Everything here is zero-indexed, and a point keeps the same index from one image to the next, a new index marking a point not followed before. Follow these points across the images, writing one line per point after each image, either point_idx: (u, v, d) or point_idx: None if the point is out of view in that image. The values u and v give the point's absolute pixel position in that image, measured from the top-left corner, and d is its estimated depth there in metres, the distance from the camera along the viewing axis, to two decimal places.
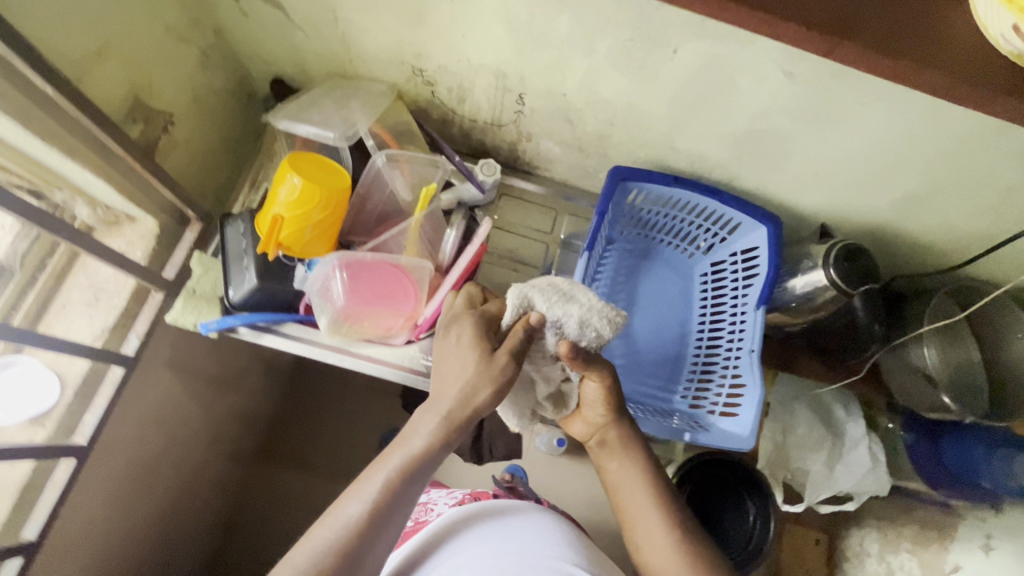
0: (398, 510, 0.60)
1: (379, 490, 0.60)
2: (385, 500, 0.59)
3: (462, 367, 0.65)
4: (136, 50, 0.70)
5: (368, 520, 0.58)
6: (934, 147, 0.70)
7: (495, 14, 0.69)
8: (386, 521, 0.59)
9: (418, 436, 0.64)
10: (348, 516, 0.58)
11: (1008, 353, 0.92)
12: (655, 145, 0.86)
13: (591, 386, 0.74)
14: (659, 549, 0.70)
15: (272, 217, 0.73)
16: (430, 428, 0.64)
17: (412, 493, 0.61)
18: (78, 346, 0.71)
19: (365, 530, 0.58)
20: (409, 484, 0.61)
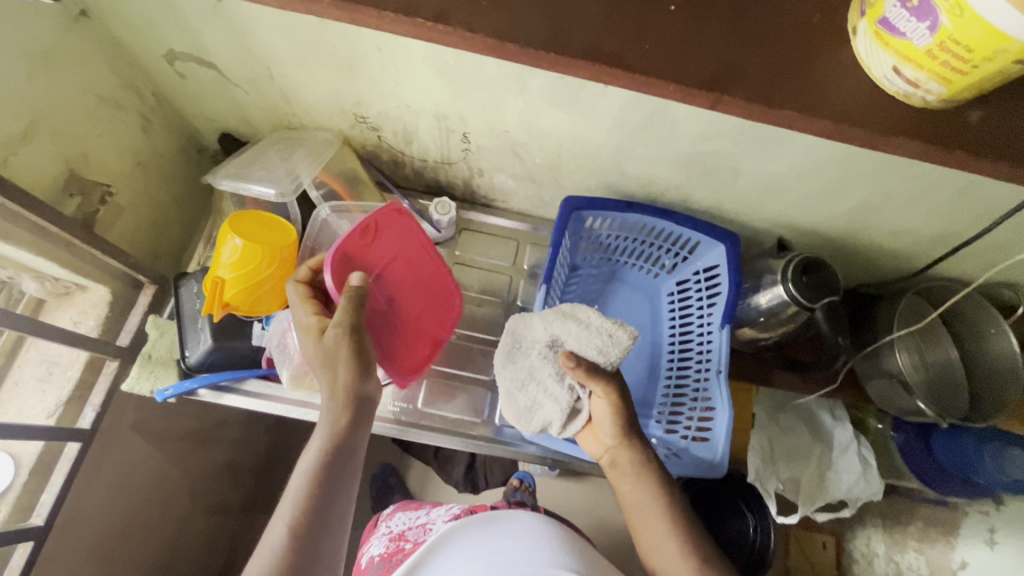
0: (332, 514, 0.58)
1: (303, 498, 0.57)
2: (299, 530, 0.55)
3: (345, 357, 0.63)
4: (67, 125, 0.70)
5: (300, 532, 0.55)
6: (876, 158, 0.69)
7: (424, 61, 0.68)
8: (322, 529, 0.57)
9: (323, 433, 0.61)
10: (280, 533, 0.55)
11: (984, 352, 0.89)
12: (605, 172, 0.86)
13: (598, 402, 0.73)
14: (665, 550, 0.68)
15: (214, 280, 0.72)
16: (329, 431, 0.61)
17: (337, 495, 0.59)
18: (25, 427, 0.70)
19: (303, 541, 0.55)
20: (333, 484, 0.59)
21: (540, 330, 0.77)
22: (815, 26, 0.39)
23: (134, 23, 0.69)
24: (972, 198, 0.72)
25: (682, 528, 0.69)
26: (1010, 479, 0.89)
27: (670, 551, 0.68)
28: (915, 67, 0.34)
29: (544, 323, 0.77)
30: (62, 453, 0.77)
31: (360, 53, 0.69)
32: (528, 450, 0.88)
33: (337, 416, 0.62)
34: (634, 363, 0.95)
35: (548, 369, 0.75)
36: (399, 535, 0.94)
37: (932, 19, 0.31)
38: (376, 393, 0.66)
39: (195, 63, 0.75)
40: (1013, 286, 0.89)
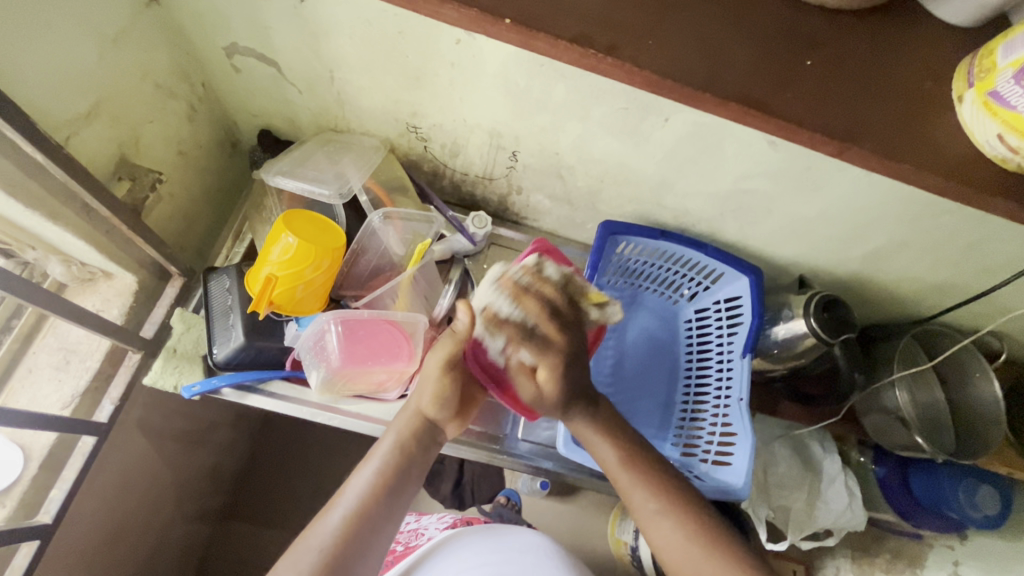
0: (384, 518, 0.59)
1: (359, 494, 0.60)
2: (350, 524, 0.57)
3: (438, 377, 0.66)
4: (125, 110, 0.68)
5: (354, 524, 0.58)
6: (902, 211, 0.74)
7: (494, 79, 0.70)
8: (372, 530, 0.58)
9: (386, 439, 0.64)
10: (334, 522, 0.58)
11: (969, 395, 0.95)
12: (642, 201, 0.89)
13: (542, 370, 0.64)
14: (644, 514, 0.64)
15: (265, 277, 0.71)
16: (397, 439, 0.64)
17: (393, 501, 0.61)
18: (46, 419, 0.67)
19: (354, 535, 0.57)
20: (392, 489, 0.61)
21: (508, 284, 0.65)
22: (911, 89, 0.43)
23: (204, 14, 0.68)
24: (981, 253, 0.78)
25: (661, 493, 0.65)
26: (981, 515, 0.97)
27: (644, 510, 0.64)
28: (1019, 136, 0.38)
29: (533, 267, 0.67)
30: (74, 446, 0.75)
31: (431, 66, 0.70)
32: (546, 466, 0.90)
33: (407, 427, 0.65)
34: (651, 384, 0.98)
35: (489, 297, 0.65)
36: (389, 538, 0.92)
37: None
38: (445, 425, 0.68)
39: (255, 59, 0.75)
40: (998, 335, 0.97)
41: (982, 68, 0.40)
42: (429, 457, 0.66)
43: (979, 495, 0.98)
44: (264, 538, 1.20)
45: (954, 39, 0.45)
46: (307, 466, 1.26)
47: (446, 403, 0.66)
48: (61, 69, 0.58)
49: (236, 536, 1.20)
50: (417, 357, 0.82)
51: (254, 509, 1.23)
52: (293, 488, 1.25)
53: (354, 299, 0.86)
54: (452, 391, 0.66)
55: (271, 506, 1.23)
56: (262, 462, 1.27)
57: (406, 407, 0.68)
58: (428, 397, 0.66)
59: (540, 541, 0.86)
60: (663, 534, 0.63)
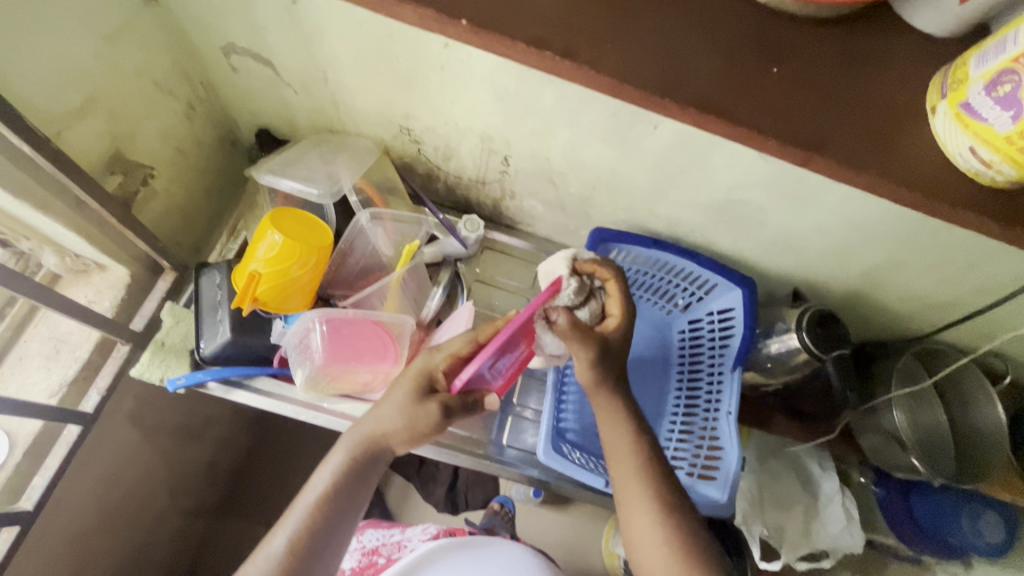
0: (327, 545, 0.60)
1: (300, 522, 0.59)
2: (291, 552, 0.58)
3: (411, 414, 0.62)
4: (119, 106, 0.70)
5: (294, 554, 0.58)
6: (898, 225, 0.73)
7: (483, 84, 0.71)
8: (314, 557, 0.59)
9: (332, 463, 0.62)
10: (276, 549, 0.58)
11: (970, 417, 0.92)
12: (635, 209, 0.88)
13: (609, 322, 0.68)
14: (641, 517, 0.62)
15: (249, 273, 0.72)
16: (348, 466, 0.62)
17: (336, 529, 0.60)
18: (32, 407, 0.69)
19: (295, 561, 0.58)
20: (333, 518, 0.60)
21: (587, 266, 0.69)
22: (887, 99, 0.42)
23: (200, 13, 0.69)
24: (981, 271, 0.76)
25: (662, 496, 0.63)
26: (985, 543, 0.95)
27: (642, 516, 0.62)
28: (991, 150, 0.37)
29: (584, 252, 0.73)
30: (60, 434, 0.77)
31: (421, 69, 0.71)
32: (532, 474, 0.89)
33: (360, 452, 0.62)
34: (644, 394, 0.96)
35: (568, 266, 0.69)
36: (372, 549, 0.89)
37: (1017, 110, 0.34)
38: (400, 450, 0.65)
39: (251, 59, 0.76)
40: (1002, 357, 0.93)
41: (955, 79, 0.39)
42: (376, 478, 0.64)
43: (982, 521, 0.97)
44: (252, 534, 1.21)
45: (936, 50, 0.44)
46: (297, 465, 1.26)
47: (412, 441, 0.63)
48: (54, 65, 0.59)
49: (224, 532, 1.21)
50: (403, 358, 0.82)
51: (243, 506, 1.23)
52: (283, 485, 1.25)
53: (342, 298, 0.86)
54: (421, 431, 0.62)
55: (261, 503, 1.23)
56: (255, 458, 1.27)
57: (357, 427, 0.64)
58: (389, 428, 0.62)
59: (524, 552, 0.85)
60: (651, 538, 0.61)
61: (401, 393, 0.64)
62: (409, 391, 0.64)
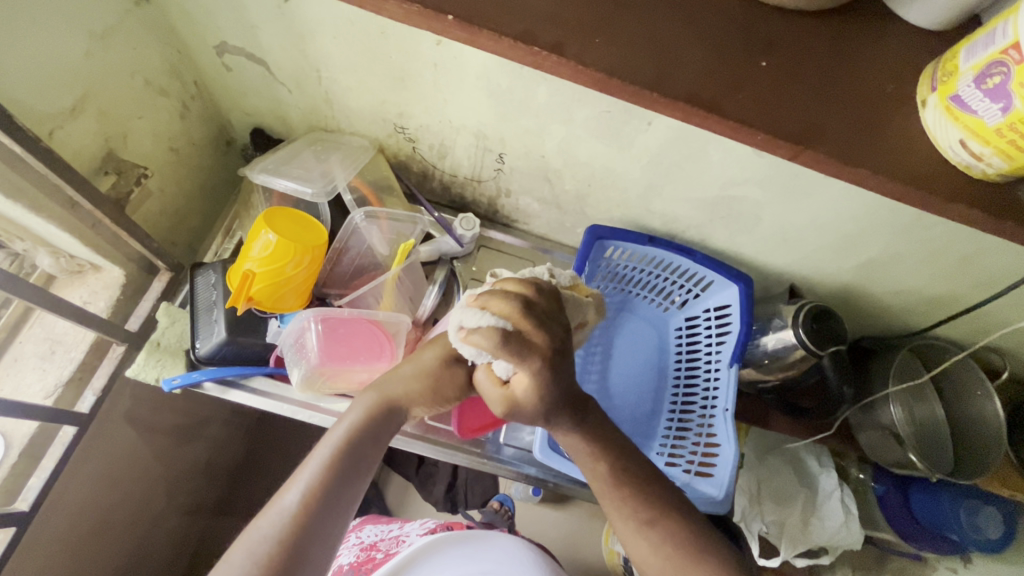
0: (342, 499, 0.55)
1: (316, 475, 0.55)
2: (308, 504, 0.53)
3: (431, 372, 0.65)
4: (112, 106, 0.70)
5: (311, 504, 0.53)
6: (892, 221, 0.73)
7: (476, 81, 0.71)
8: (330, 512, 0.54)
9: (348, 419, 0.60)
10: (290, 500, 0.53)
11: (968, 412, 0.91)
12: (631, 206, 0.88)
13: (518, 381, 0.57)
14: (626, 531, 0.60)
15: (243, 273, 0.72)
16: (365, 421, 0.60)
17: (353, 483, 0.57)
18: (27, 408, 0.69)
19: (311, 514, 0.53)
20: (351, 469, 0.57)
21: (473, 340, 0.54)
22: (878, 93, 0.42)
23: (192, 12, 0.69)
24: (976, 265, 0.76)
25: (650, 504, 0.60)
26: (984, 538, 0.94)
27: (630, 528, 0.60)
28: (981, 143, 0.37)
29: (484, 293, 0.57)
30: (56, 435, 0.77)
31: (414, 67, 0.71)
32: (530, 472, 0.89)
33: (378, 406, 0.62)
34: (634, 417, 0.94)
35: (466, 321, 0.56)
36: (370, 544, 0.88)
37: (1006, 102, 0.34)
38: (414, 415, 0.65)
39: (245, 58, 0.76)
40: (999, 351, 0.93)
41: (945, 72, 0.39)
42: (389, 438, 0.62)
43: (981, 515, 0.95)
44: None
45: (928, 43, 0.44)
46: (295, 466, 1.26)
47: (433, 398, 0.64)
48: (46, 66, 0.59)
49: (223, 532, 1.21)
50: (398, 357, 0.82)
51: (241, 506, 1.23)
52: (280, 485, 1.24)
53: (338, 297, 0.86)
54: (443, 386, 0.65)
55: (259, 504, 1.23)
56: (253, 459, 1.27)
57: (372, 385, 0.64)
58: (412, 385, 0.64)
59: (523, 545, 0.84)
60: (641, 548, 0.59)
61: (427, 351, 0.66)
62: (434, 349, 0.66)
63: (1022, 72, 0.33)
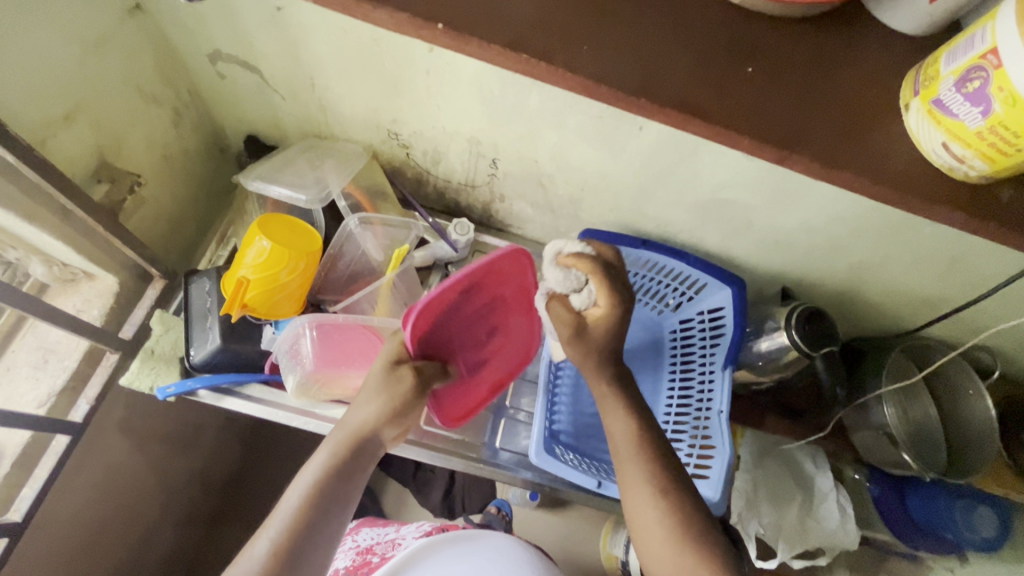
0: (313, 542, 0.58)
1: (286, 522, 0.57)
2: (277, 553, 0.56)
3: (393, 397, 0.64)
4: (105, 114, 0.70)
5: (279, 556, 0.56)
6: (881, 223, 0.73)
7: (469, 88, 0.71)
8: (300, 558, 0.57)
9: (317, 461, 0.62)
10: (260, 551, 0.56)
11: (961, 411, 0.92)
12: (624, 210, 0.88)
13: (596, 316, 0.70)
14: (638, 496, 0.62)
15: (238, 279, 0.72)
16: (333, 462, 0.61)
17: (326, 524, 0.59)
18: (20, 418, 0.69)
19: (280, 563, 0.55)
20: (321, 515, 0.59)
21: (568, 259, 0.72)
22: (863, 97, 0.43)
23: (185, 21, 0.70)
24: (965, 266, 0.77)
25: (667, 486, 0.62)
26: (980, 538, 0.95)
27: (647, 507, 0.61)
28: (963, 145, 0.38)
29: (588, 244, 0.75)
30: (49, 444, 0.76)
31: (407, 73, 0.71)
32: (526, 476, 0.89)
33: (345, 445, 0.62)
34: None
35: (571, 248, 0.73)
36: (365, 548, 0.88)
37: (986, 106, 0.35)
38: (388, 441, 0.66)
39: (238, 66, 0.76)
40: (990, 351, 0.94)
41: (926, 76, 0.40)
42: (365, 472, 0.64)
43: (976, 516, 0.96)
44: (247, 542, 1.20)
45: (912, 48, 0.45)
46: (292, 472, 1.26)
47: (397, 420, 0.65)
48: (37, 75, 0.59)
49: (218, 541, 1.20)
50: None
51: (236, 514, 1.22)
52: (276, 493, 1.24)
53: (333, 303, 0.86)
54: (403, 409, 0.65)
55: (256, 512, 1.22)
56: (249, 467, 1.27)
57: (341, 421, 0.65)
58: (375, 416, 0.63)
59: (518, 548, 0.84)
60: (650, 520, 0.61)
61: (375, 375, 0.66)
62: (382, 369, 0.66)
63: (1002, 75, 0.34)
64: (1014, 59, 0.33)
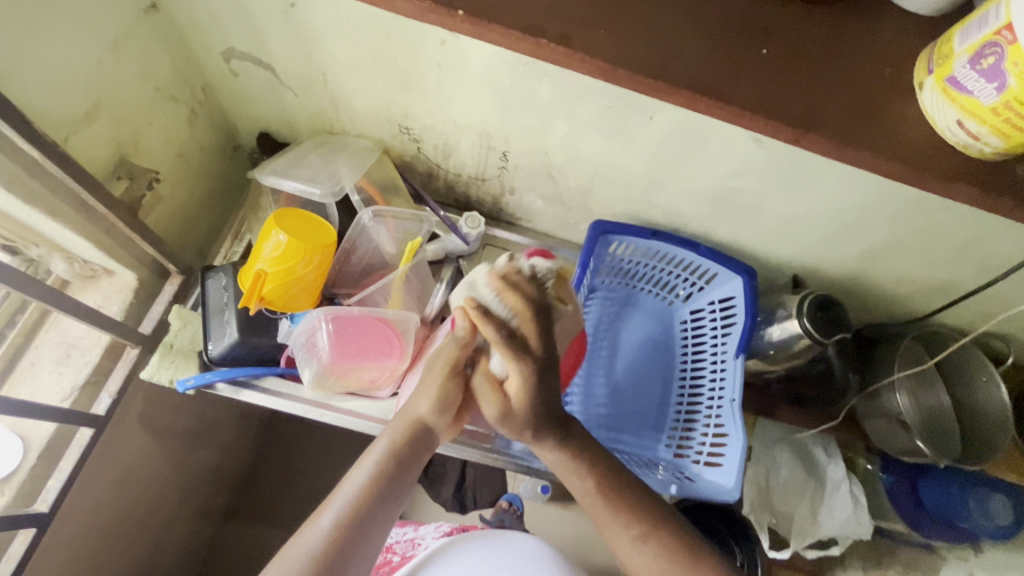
0: (372, 523, 0.60)
1: (351, 500, 0.60)
2: (341, 529, 0.58)
3: (443, 383, 0.65)
4: (123, 111, 0.71)
5: (341, 533, 0.57)
6: (892, 208, 0.73)
7: (480, 80, 0.72)
8: (359, 536, 0.58)
9: (380, 445, 0.63)
10: (324, 526, 0.58)
11: (974, 398, 0.92)
12: (634, 200, 0.88)
13: (512, 382, 0.62)
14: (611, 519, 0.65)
15: (255, 272, 0.73)
16: (399, 447, 0.63)
17: (386, 505, 0.61)
18: (45, 411, 0.70)
19: (342, 540, 0.57)
20: (382, 498, 0.61)
21: (477, 313, 0.60)
22: (875, 79, 0.43)
23: (201, 19, 0.71)
24: (978, 250, 0.77)
25: (642, 520, 0.64)
26: (994, 526, 0.95)
27: (623, 541, 0.64)
28: (978, 121, 0.38)
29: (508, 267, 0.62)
30: (73, 437, 0.78)
31: (419, 67, 0.72)
32: (539, 466, 0.90)
33: (408, 432, 0.64)
34: (642, 409, 0.95)
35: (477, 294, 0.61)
36: (385, 547, 0.89)
37: (1000, 82, 0.36)
38: (443, 431, 0.67)
39: (252, 63, 0.77)
40: (1003, 338, 0.94)
41: (941, 55, 0.40)
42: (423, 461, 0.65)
43: (989, 504, 0.96)
44: (262, 538, 1.21)
45: (922, 29, 0.45)
46: (306, 468, 1.27)
47: (446, 408, 0.66)
48: (60, 73, 0.61)
49: (234, 536, 1.21)
50: (408, 355, 0.83)
51: (251, 510, 1.23)
52: (290, 488, 1.25)
53: (347, 296, 0.88)
54: (453, 398, 0.66)
55: (270, 507, 1.24)
56: (263, 462, 1.28)
57: (403, 409, 0.67)
58: (429, 404, 0.65)
59: (536, 545, 0.86)
60: (632, 555, 0.64)
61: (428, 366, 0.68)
62: (433, 360, 0.68)
63: (1016, 51, 0.34)
64: None
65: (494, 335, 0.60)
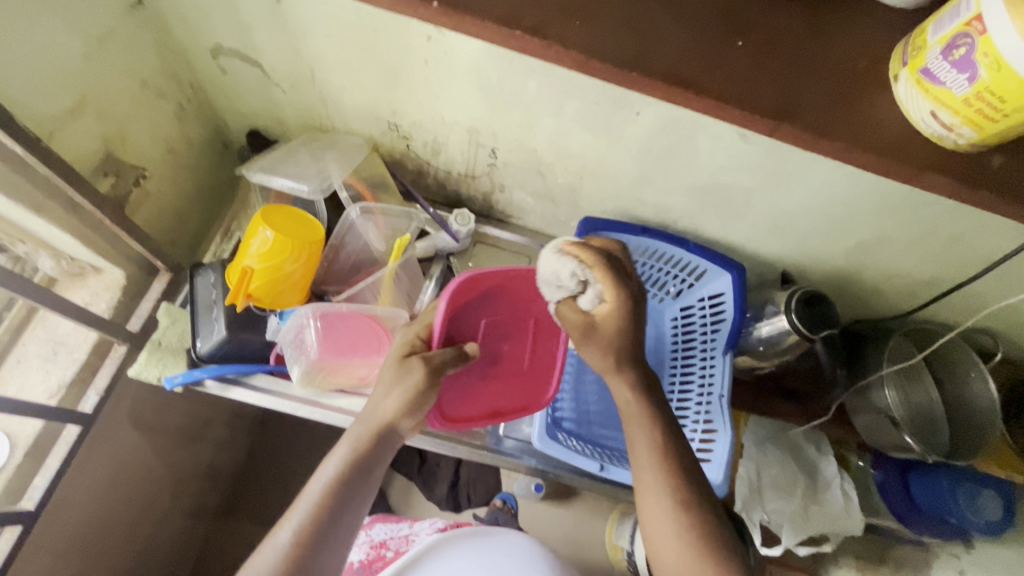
0: (336, 531, 0.58)
1: (309, 510, 0.58)
2: (301, 541, 0.56)
3: (407, 386, 0.64)
4: (110, 108, 0.71)
5: (301, 546, 0.56)
6: (880, 203, 0.74)
7: (468, 75, 0.72)
8: (321, 547, 0.57)
9: (338, 455, 0.62)
10: (283, 540, 0.56)
11: (962, 393, 0.92)
12: (623, 197, 0.89)
13: (604, 309, 0.62)
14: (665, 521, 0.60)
15: (243, 269, 0.73)
16: (356, 456, 0.61)
17: (347, 512, 0.59)
18: (32, 408, 0.70)
19: (304, 553, 0.56)
20: (342, 506, 0.59)
21: (574, 248, 0.63)
22: (851, 73, 0.43)
23: (188, 16, 0.71)
24: (965, 245, 0.77)
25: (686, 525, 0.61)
26: (985, 521, 0.92)
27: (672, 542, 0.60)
28: (951, 112, 0.39)
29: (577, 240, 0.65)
30: (60, 435, 0.78)
31: (406, 63, 0.72)
32: (530, 463, 0.90)
33: (366, 438, 0.62)
34: None
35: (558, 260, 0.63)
36: (379, 542, 0.89)
37: (972, 72, 0.36)
38: (405, 433, 0.66)
39: (239, 60, 0.77)
40: (992, 333, 0.94)
41: (915, 47, 0.40)
42: (384, 466, 0.64)
43: (979, 498, 0.94)
44: (253, 537, 1.20)
45: (901, 23, 0.45)
46: (297, 467, 1.26)
47: (414, 411, 0.64)
48: (45, 70, 0.61)
49: (226, 534, 1.21)
50: None
51: (243, 508, 1.23)
52: (282, 487, 1.25)
53: (336, 294, 0.88)
54: (419, 400, 0.64)
55: (263, 506, 1.23)
56: (255, 462, 1.27)
57: (362, 414, 0.65)
58: (394, 406, 0.63)
59: (528, 542, 0.86)
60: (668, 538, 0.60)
61: (388, 370, 0.66)
62: (394, 363, 0.67)
63: (987, 42, 0.34)
64: (998, 25, 0.33)
65: (591, 264, 0.62)
